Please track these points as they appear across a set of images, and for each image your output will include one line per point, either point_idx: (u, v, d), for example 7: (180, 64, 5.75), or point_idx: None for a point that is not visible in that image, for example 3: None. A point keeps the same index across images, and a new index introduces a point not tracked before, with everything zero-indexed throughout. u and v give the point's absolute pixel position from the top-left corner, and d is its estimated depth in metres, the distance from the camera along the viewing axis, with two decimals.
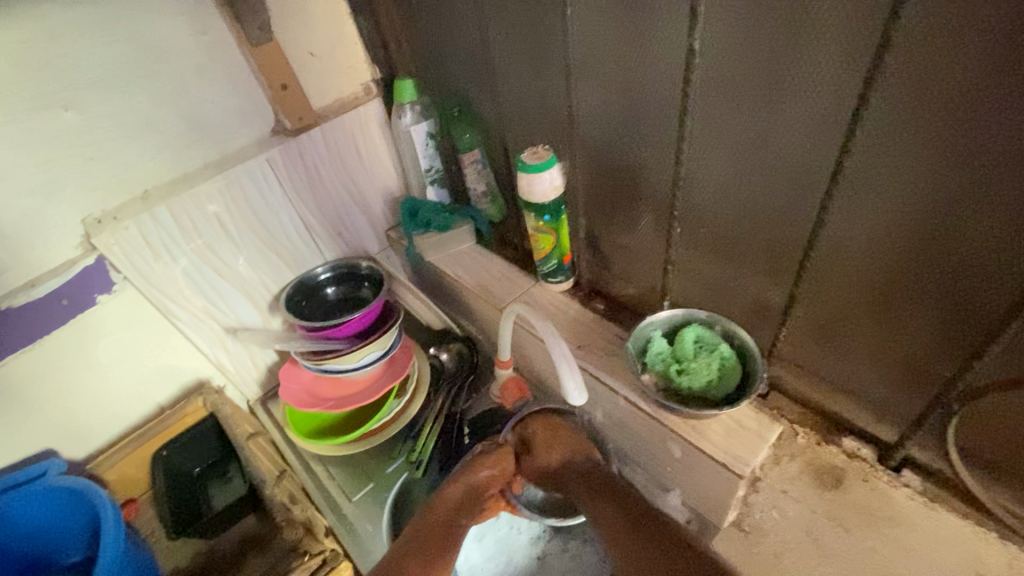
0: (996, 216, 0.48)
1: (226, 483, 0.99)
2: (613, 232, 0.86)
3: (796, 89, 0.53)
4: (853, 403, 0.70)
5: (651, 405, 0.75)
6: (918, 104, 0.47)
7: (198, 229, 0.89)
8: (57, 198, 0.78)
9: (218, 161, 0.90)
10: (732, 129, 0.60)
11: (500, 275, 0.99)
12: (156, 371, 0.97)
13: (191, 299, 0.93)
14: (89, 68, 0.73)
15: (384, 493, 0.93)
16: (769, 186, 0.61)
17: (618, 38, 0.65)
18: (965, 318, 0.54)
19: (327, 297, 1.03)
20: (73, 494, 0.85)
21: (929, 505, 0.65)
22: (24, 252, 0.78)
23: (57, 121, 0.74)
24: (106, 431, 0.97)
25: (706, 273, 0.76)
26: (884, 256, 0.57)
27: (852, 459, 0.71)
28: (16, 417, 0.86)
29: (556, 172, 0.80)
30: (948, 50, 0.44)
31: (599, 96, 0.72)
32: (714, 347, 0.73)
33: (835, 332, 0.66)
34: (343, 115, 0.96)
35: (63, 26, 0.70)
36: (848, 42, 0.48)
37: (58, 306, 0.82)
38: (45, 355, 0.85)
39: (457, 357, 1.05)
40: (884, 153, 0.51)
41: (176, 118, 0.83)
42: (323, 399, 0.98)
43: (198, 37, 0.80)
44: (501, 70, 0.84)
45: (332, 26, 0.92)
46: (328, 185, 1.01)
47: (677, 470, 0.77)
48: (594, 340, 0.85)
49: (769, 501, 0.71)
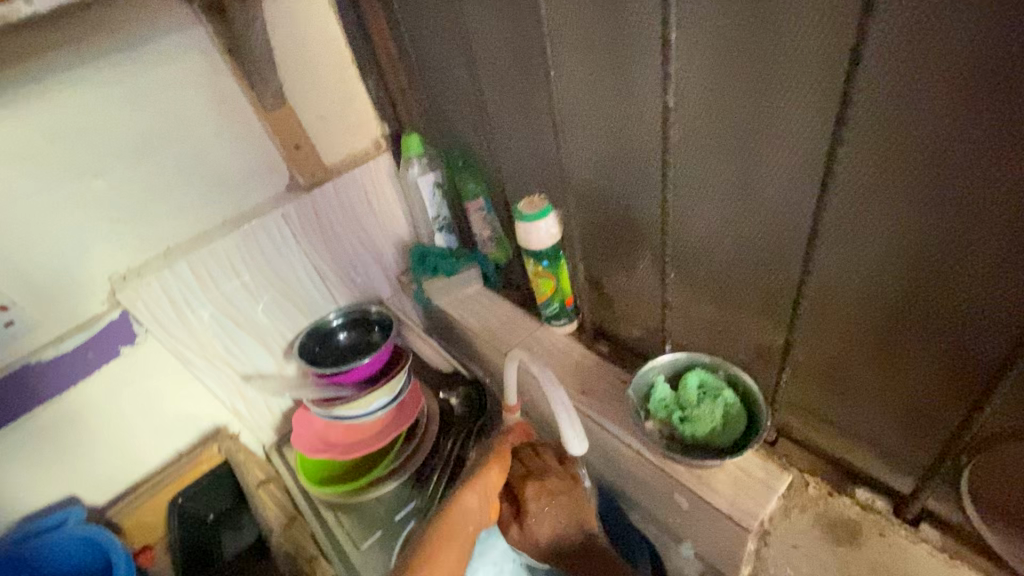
0: (983, 259, 0.47)
1: (238, 529, 1.08)
2: (614, 275, 0.86)
3: (774, 139, 0.55)
4: (865, 449, 0.67)
5: (656, 454, 0.73)
6: (892, 152, 0.48)
7: (217, 282, 0.94)
8: (88, 258, 0.84)
9: (236, 217, 0.95)
10: (716, 176, 0.62)
11: (506, 318, 1.00)
12: (176, 417, 1.01)
13: (210, 347, 0.98)
14: (119, 139, 0.80)
15: (391, 542, 0.92)
16: (758, 229, 0.62)
17: (607, 96, 0.67)
18: (968, 362, 0.53)
19: (339, 343, 1.06)
20: (92, 541, 0.88)
21: (950, 562, 0.61)
22: (56, 308, 0.83)
23: (89, 188, 0.80)
24: (127, 477, 1.00)
25: (706, 316, 0.75)
26: (878, 298, 0.56)
27: (866, 512, 0.66)
28: (45, 464, 0.90)
29: (552, 219, 0.82)
30: (911, 102, 0.45)
31: (589, 146, 0.74)
32: (717, 393, 0.71)
33: (839, 375, 0.65)
34: (354, 170, 1.02)
35: (96, 103, 0.77)
36: (815, 93, 0.50)
37: (84, 358, 0.87)
38: (73, 404, 0.89)
39: (466, 401, 1.04)
40: (864, 197, 0.52)
41: (197, 180, 0.89)
42: (334, 446, 1.00)
43: (217, 106, 0.86)
44: (498, 125, 0.88)
45: (343, 88, 0.98)
46: (340, 235, 1.05)
47: (685, 519, 0.74)
48: (598, 383, 0.84)
49: (781, 557, 0.66)
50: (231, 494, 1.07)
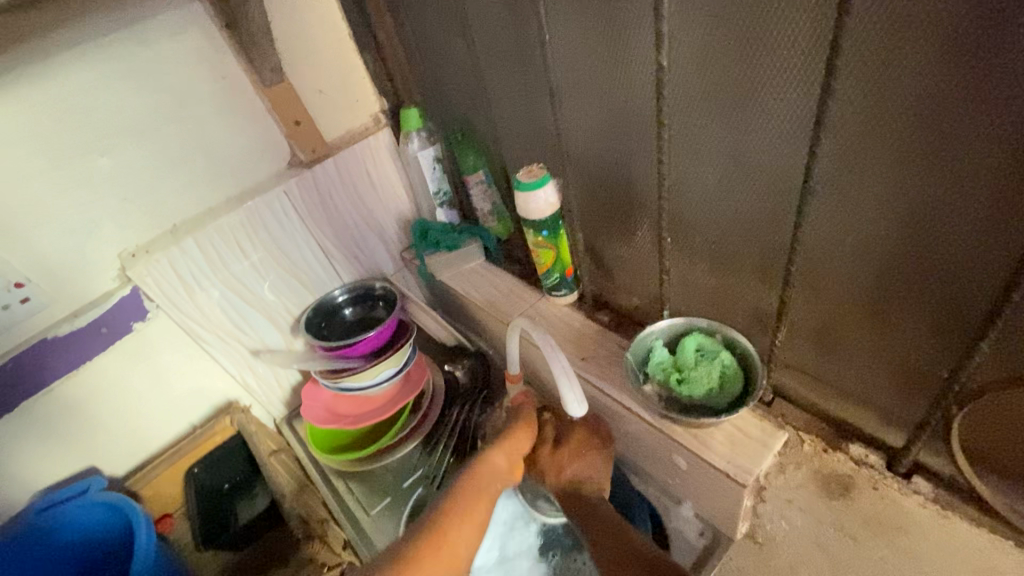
0: (971, 211, 0.48)
1: (252, 499, 1.10)
2: (613, 244, 0.87)
3: (766, 98, 0.55)
4: (859, 407, 0.69)
5: (654, 416, 0.74)
6: (881, 106, 0.48)
7: (222, 258, 0.95)
8: (97, 236, 0.85)
9: (239, 194, 0.96)
10: (710, 138, 0.62)
11: (507, 290, 1.02)
12: (189, 391, 1.04)
13: (219, 323, 1.00)
14: (122, 117, 0.81)
15: (401, 507, 0.96)
16: (752, 191, 0.62)
17: (602, 60, 0.67)
18: (958, 316, 0.53)
19: (345, 318, 1.08)
20: (114, 509, 0.92)
21: (941, 513, 0.63)
22: (68, 286, 0.85)
23: (95, 166, 0.81)
24: (143, 450, 1.03)
25: (704, 281, 0.76)
26: (870, 255, 0.56)
27: (860, 467, 0.68)
28: (65, 437, 0.93)
29: (550, 188, 0.82)
30: (900, 53, 0.45)
31: (584, 113, 0.74)
32: (714, 355, 0.72)
33: (832, 334, 0.66)
34: (354, 146, 1.02)
35: (98, 81, 0.78)
36: (806, 50, 0.50)
37: (98, 334, 0.89)
38: (89, 379, 0.92)
39: (471, 373, 1.06)
40: (854, 153, 0.52)
41: (200, 157, 0.90)
42: (342, 416, 1.02)
43: (218, 82, 0.87)
44: (496, 96, 0.88)
45: (340, 62, 0.98)
46: (343, 212, 1.06)
47: (684, 480, 0.76)
48: (598, 351, 0.86)
49: (778, 512, 0.70)
50: (244, 464, 1.10)
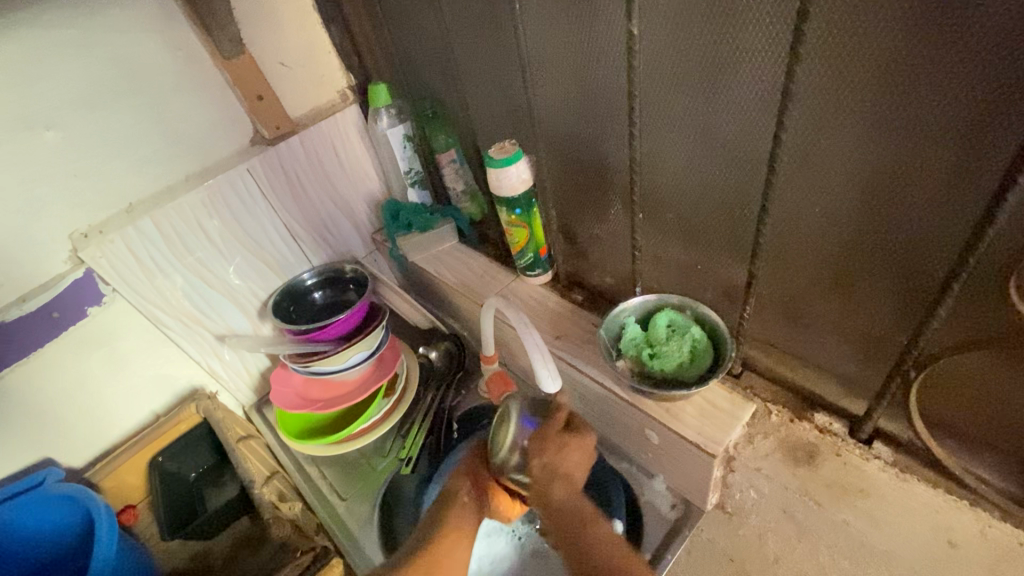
0: (931, 179, 0.48)
1: (220, 487, 1.06)
2: (586, 223, 0.87)
3: (735, 69, 0.55)
4: (824, 377, 0.71)
5: (627, 391, 0.75)
6: (846, 76, 0.48)
7: (183, 240, 0.92)
8: (45, 216, 0.81)
9: (199, 173, 0.92)
10: (680, 113, 0.62)
11: (481, 271, 1.00)
12: (150, 379, 1.00)
13: (181, 308, 0.96)
14: (66, 87, 0.76)
15: (375, 491, 0.95)
16: (722, 164, 0.62)
17: (575, 29, 0.66)
18: (916, 283, 0.55)
19: (314, 301, 1.06)
20: (73, 501, 0.88)
21: (900, 476, 0.65)
22: (15, 268, 0.81)
23: (40, 140, 0.77)
24: (102, 441, 0.99)
25: (674, 257, 0.77)
26: (835, 224, 0.57)
27: (824, 435, 0.70)
28: (18, 428, 0.89)
29: (523, 165, 0.81)
30: (864, 20, 0.45)
31: (556, 86, 0.73)
32: (685, 330, 0.73)
33: (799, 305, 0.67)
34: (320, 123, 0.99)
35: (41, 48, 0.73)
36: (773, 18, 0.50)
37: (49, 319, 0.84)
38: (41, 367, 0.87)
39: (446, 356, 1.05)
40: (819, 122, 0.52)
41: (155, 132, 0.86)
42: (313, 401, 1.00)
43: (172, 53, 0.83)
44: (467, 71, 0.86)
45: (304, 36, 0.94)
46: (310, 192, 1.03)
47: (657, 455, 0.77)
48: (572, 329, 0.86)
49: (746, 481, 0.72)
50: (212, 452, 1.07)
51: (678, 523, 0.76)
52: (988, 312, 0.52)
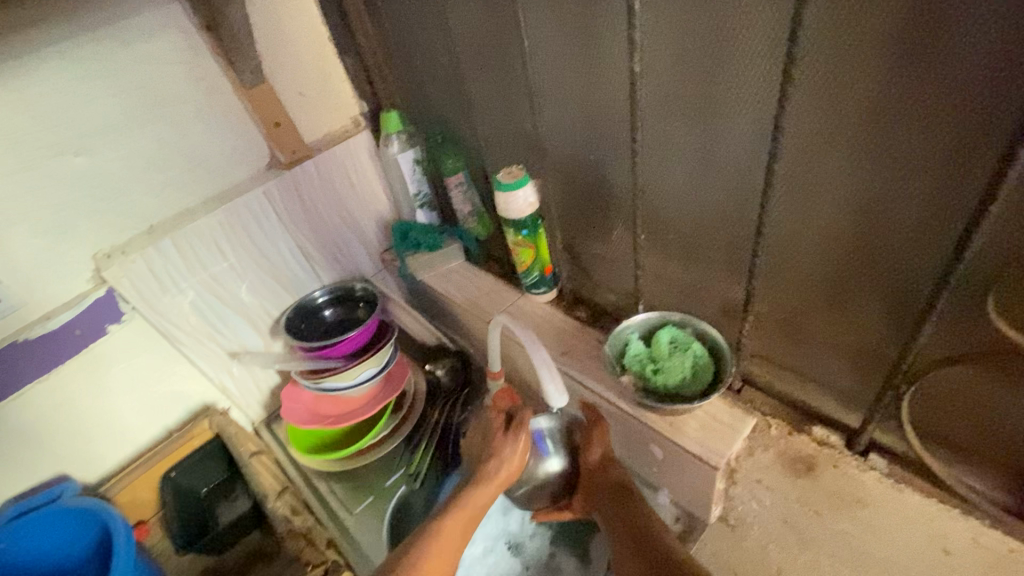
0: (915, 205, 0.52)
1: (231, 501, 1.08)
2: (590, 243, 0.91)
3: (731, 102, 0.59)
4: (821, 391, 0.74)
5: (631, 405, 0.77)
6: (834, 111, 0.53)
7: (201, 260, 0.95)
8: (71, 237, 0.84)
9: (218, 196, 0.96)
10: (680, 143, 0.66)
11: (488, 289, 1.04)
12: (164, 395, 1.02)
13: (197, 326, 0.99)
14: (98, 117, 0.81)
15: (383, 505, 0.97)
16: (719, 191, 0.66)
17: (580, 63, 0.71)
18: (903, 301, 0.58)
19: (325, 319, 1.08)
20: (89, 515, 0.90)
21: (895, 486, 0.68)
22: (40, 288, 0.84)
23: (70, 166, 0.80)
24: (116, 456, 1.01)
25: (676, 276, 0.80)
26: (828, 245, 0.61)
27: (822, 447, 0.74)
28: (36, 443, 0.91)
29: (530, 189, 0.85)
30: (848, 61, 0.49)
31: (563, 115, 0.78)
32: (687, 346, 0.76)
33: (796, 322, 0.70)
34: (334, 148, 1.03)
35: (74, 80, 0.77)
36: (765, 56, 0.54)
37: (71, 336, 0.87)
38: (61, 383, 0.90)
39: (451, 372, 1.07)
40: (810, 152, 0.56)
41: (177, 157, 0.89)
42: (324, 417, 1.02)
43: (196, 83, 0.87)
44: (476, 100, 0.91)
45: (320, 66, 0.99)
46: (324, 213, 1.07)
47: (662, 468, 0.80)
48: (577, 345, 0.88)
49: (748, 492, 0.75)
50: (220, 468, 1.07)
51: (683, 535, 0.78)
52: (970, 329, 0.56)
